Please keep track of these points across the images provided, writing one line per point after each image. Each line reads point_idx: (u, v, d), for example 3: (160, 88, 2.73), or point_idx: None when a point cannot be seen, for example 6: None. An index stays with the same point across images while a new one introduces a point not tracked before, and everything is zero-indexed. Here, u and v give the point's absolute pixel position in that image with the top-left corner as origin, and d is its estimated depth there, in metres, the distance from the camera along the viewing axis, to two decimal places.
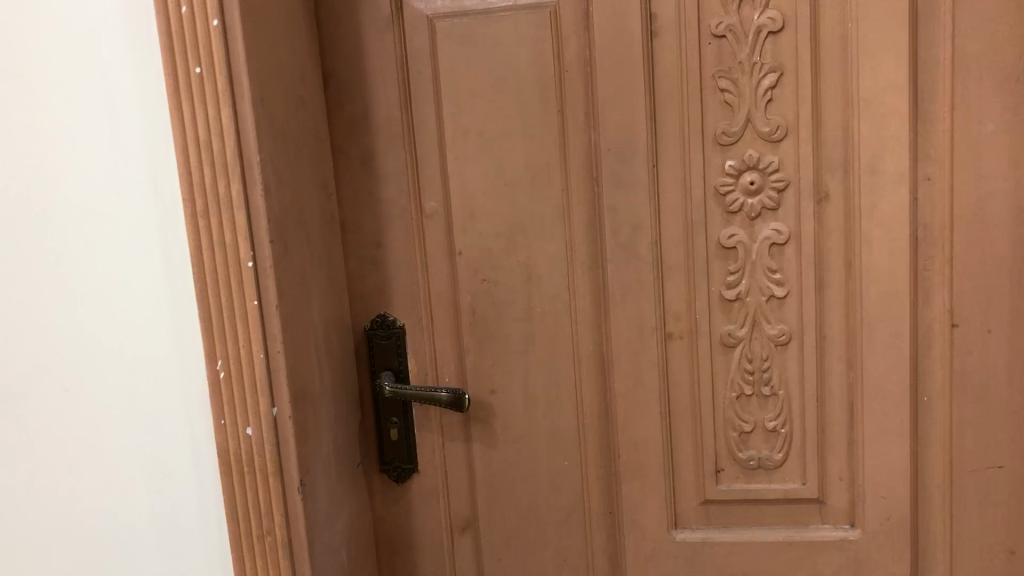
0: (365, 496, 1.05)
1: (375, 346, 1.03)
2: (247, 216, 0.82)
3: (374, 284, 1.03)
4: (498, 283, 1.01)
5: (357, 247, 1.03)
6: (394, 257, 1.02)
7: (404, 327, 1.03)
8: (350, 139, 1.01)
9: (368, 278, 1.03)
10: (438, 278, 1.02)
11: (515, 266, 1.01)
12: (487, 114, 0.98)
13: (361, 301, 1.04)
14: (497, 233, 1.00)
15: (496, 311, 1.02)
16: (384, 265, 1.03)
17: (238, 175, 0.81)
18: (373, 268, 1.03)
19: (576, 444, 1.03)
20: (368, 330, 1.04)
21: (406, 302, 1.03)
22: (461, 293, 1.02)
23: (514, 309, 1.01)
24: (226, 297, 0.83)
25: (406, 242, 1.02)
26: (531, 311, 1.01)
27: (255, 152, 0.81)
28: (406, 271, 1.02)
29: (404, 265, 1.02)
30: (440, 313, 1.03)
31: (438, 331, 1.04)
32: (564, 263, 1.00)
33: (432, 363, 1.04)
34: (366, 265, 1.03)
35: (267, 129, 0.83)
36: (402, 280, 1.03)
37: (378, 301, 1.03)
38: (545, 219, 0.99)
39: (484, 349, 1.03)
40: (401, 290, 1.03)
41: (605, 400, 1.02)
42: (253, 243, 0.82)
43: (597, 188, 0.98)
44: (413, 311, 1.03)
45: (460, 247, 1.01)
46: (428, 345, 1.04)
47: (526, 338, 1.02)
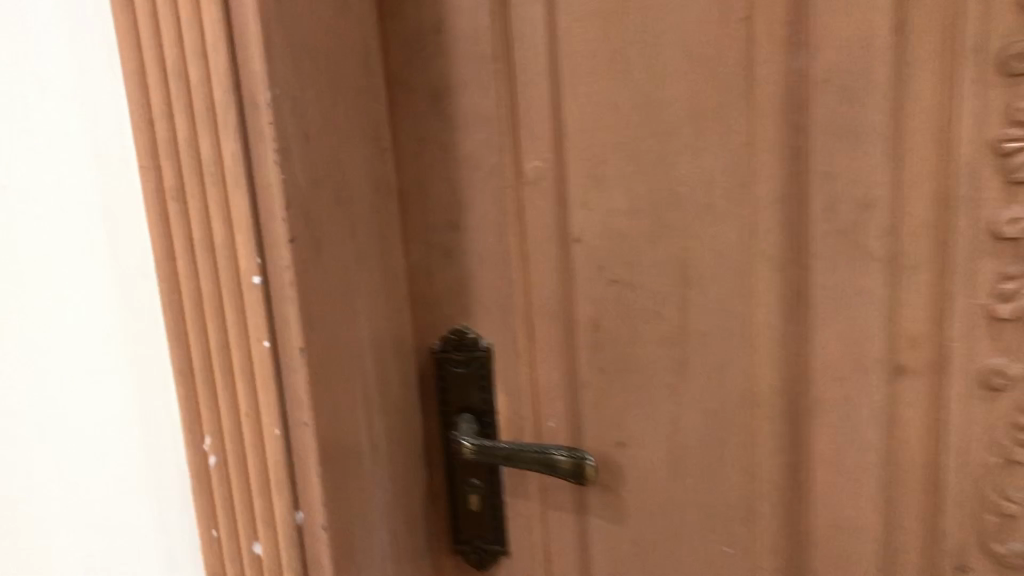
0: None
1: (451, 377, 0.70)
2: (252, 199, 0.47)
3: (449, 284, 0.69)
4: (636, 286, 0.67)
5: (424, 228, 0.69)
6: (478, 244, 0.68)
7: (493, 351, 0.70)
8: (413, 63, 0.66)
9: (440, 273, 0.69)
10: (543, 275, 0.68)
11: (663, 262, 0.66)
12: (628, 24, 0.62)
13: (428, 307, 0.70)
14: (637, 211, 0.65)
15: (632, 327, 0.67)
16: (464, 255, 0.69)
17: (238, 127, 0.46)
18: (447, 258, 0.69)
19: (741, 524, 0.69)
20: (441, 353, 0.70)
21: (494, 310, 0.69)
22: (577, 300, 0.68)
23: (660, 326, 0.67)
24: (218, 337, 0.50)
25: (496, 222, 0.67)
26: (685, 331, 0.67)
27: (264, 86, 0.45)
28: (496, 266, 0.68)
29: (492, 256, 0.68)
30: (546, 328, 0.69)
31: (541, 353, 0.70)
32: (740, 260, 0.65)
33: (531, 398, 0.71)
34: (438, 255, 0.69)
35: (280, 46, 0.48)
36: (490, 278, 0.69)
37: (453, 307, 0.70)
38: (715, 191, 0.64)
39: (611, 383, 0.69)
40: (488, 294, 0.69)
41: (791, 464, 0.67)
42: (265, 244, 0.48)
43: (804, 143, 0.61)
44: (504, 323, 0.69)
45: (580, 231, 0.66)
46: (526, 373, 0.70)
47: (675, 368, 0.68)
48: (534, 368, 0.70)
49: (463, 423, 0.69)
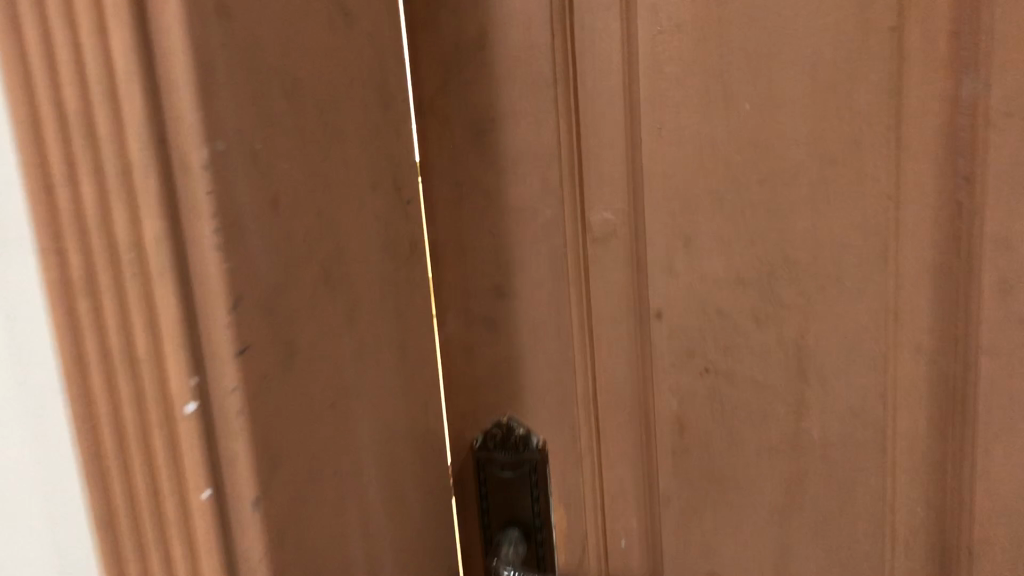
0: None
1: (493, 485, 0.56)
2: (186, 299, 0.34)
3: (493, 367, 0.54)
4: (734, 378, 0.51)
5: (464, 296, 0.54)
6: (532, 318, 0.53)
7: (545, 453, 0.55)
8: (451, 89, 0.51)
9: (482, 353, 0.54)
10: (615, 358, 0.53)
11: (773, 348, 0.50)
12: (732, 37, 0.46)
13: (468, 393, 0.55)
14: (739, 284, 0.49)
15: (726, 428, 0.52)
16: (513, 331, 0.54)
17: (164, 201, 0.33)
18: (491, 334, 0.54)
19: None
20: (481, 452, 0.55)
21: (551, 401, 0.54)
22: (657, 390, 0.53)
23: (766, 430, 0.52)
24: (146, 480, 0.36)
25: (554, 291, 0.52)
26: (798, 437, 0.51)
27: (197, 144, 0.33)
28: (554, 346, 0.53)
29: (549, 334, 0.53)
30: (616, 423, 0.54)
31: (609, 453, 0.55)
32: (877, 352, 0.48)
33: (594, 507, 0.56)
34: (480, 330, 0.54)
35: (231, 84, 0.34)
36: (545, 361, 0.54)
37: (498, 395, 0.55)
38: (845, 261, 0.47)
39: (702, 497, 0.54)
40: (543, 381, 0.54)
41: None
42: (204, 358, 0.35)
43: (973, 201, 0.44)
44: (562, 419, 0.54)
45: (662, 304, 0.51)
46: (589, 479, 0.55)
47: (783, 482, 0.52)
48: (600, 472, 0.55)
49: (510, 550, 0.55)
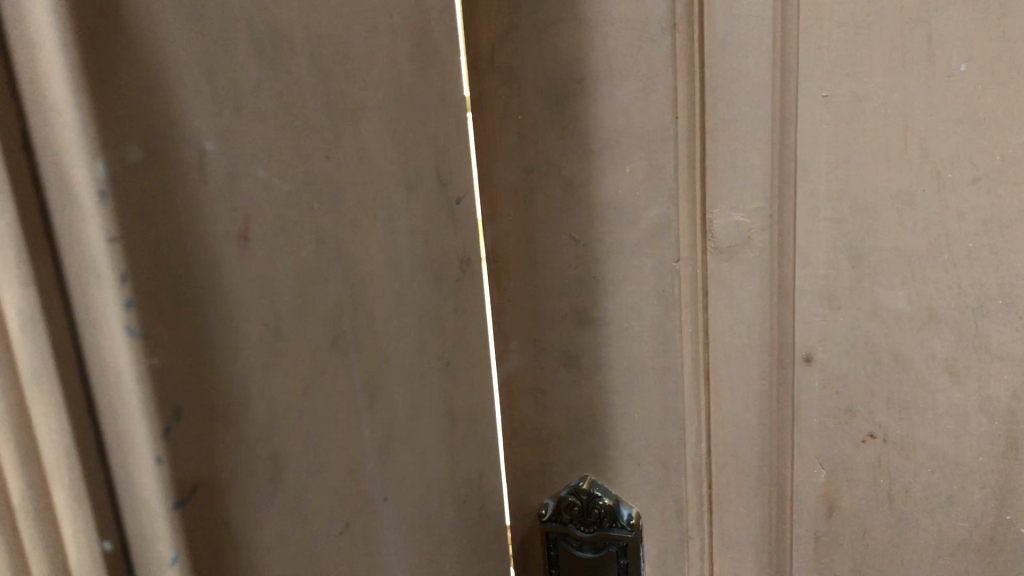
0: None
1: (569, 568, 0.42)
2: (82, 419, 0.20)
3: (568, 419, 0.40)
4: (910, 448, 0.37)
5: (534, 322, 0.39)
6: (626, 359, 0.38)
7: (638, 533, 0.40)
8: (517, 34, 0.35)
9: (555, 397, 0.40)
10: (745, 415, 0.38)
11: (972, 413, 0.35)
12: None
13: (534, 446, 0.41)
14: (929, 321, 0.35)
15: (894, 514, 0.38)
16: (598, 373, 0.39)
17: (25, 262, 0.18)
18: (568, 375, 0.39)
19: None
20: (554, 525, 0.42)
21: (649, 468, 0.39)
22: (799, 457, 0.39)
23: (951, 519, 0.37)
24: None
25: (659, 328, 0.37)
26: (999, 535, 0.37)
27: (82, 157, 0.18)
28: (655, 399, 0.38)
29: (646, 383, 0.38)
30: (736, 499, 0.40)
31: (725, 535, 0.40)
32: None
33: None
34: (553, 368, 0.40)
35: (151, 38, 0.19)
36: (643, 420, 0.38)
37: (575, 452, 0.40)
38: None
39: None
40: (640, 442, 0.39)
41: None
42: (121, 509, 0.21)
43: None
44: (663, 494, 0.39)
45: (813, 344, 0.37)
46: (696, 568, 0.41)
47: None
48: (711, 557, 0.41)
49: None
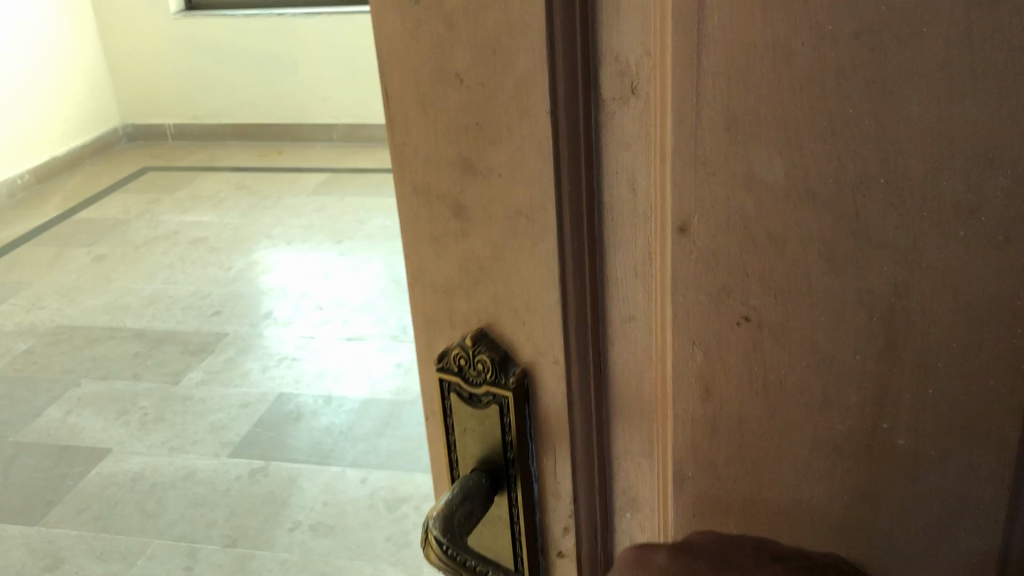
0: None
1: (461, 413, 0.41)
2: None
3: (461, 268, 0.38)
4: (782, 336, 0.34)
5: (425, 167, 0.36)
6: (512, 217, 0.36)
7: (520, 388, 0.39)
8: None
9: (449, 250, 0.38)
10: (635, 283, 0.38)
11: (848, 304, 0.32)
12: None
13: (431, 294, 0.40)
14: (803, 194, 0.32)
15: (767, 407, 0.36)
16: (486, 225, 0.37)
17: None
18: (459, 226, 0.37)
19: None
20: (448, 371, 0.40)
21: (533, 328, 0.38)
22: (674, 332, 0.36)
23: (818, 414, 0.35)
24: None
25: (541, 186, 0.35)
26: (871, 443, 0.34)
27: None
28: (541, 259, 0.36)
29: (530, 244, 0.36)
30: (624, 351, 0.40)
31: (613, 387, 0.41)
32: (1002, 330, 0.31)
33: (586, 464, 0.42)
34: (445, 218, 0.37)
35: None
36: (531, 279, 0.37)
37: (471, 306, 0.39)
38: (983, 188, 0.29)
39: (722, 487, 0.38)
40: (529, 301, 0.37)
41: (763, 557, 0.36)
42: None
43: None
44: (546, 356, 0.38)
45: (689, 212, 0.34)
46: (580, 431, 0.41)
47: (842, 495, 0.36)
48: (603, 422, 0.42)
49: (455, 508, 0.40)
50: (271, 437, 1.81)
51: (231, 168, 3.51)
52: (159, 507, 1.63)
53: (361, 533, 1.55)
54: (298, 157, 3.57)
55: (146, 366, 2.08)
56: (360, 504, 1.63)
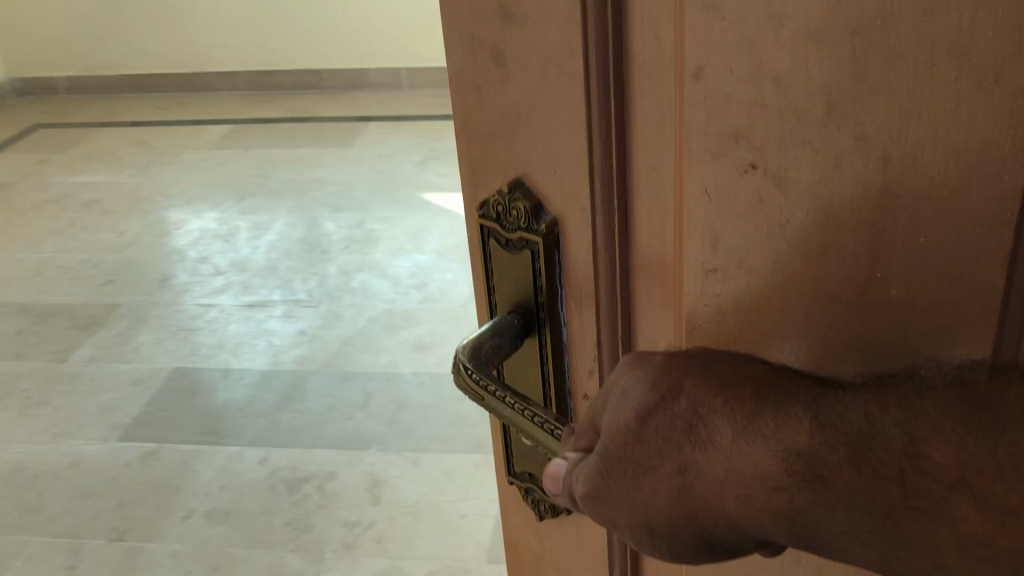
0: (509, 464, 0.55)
1: (500, 257, 0.48)
2: None
3: (500, 117, 0.43)
4: (785, 184, 0.36)
5: (470, 17, 0.41)
6: (546, 67, 0.40)
7: (551, 237, 0.45)
8: None
9: (489, 99, 0.43)
10: (659, 136, 0.40)
11: (846, 152, 0.34)
12: None
13: (475, 145, 0.45)
14: (808, 43, 0.33)
15: (771, 250, 0.38)
16: (522, 75, 0.41)
17: None
18: (499, 74, 0.42)
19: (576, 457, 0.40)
20: (489, 218, 0.47)
21: (564, 175, 0.43)
22: (687, 181, 0.39)
23: (811, 255, 0.37)
24: None
25: (572, 34, 0.39)
26: (867, 286, 0.36)
27: None
28: (569, 103, 0.40)
29: (562, 88, 0.40)
30: (645, 210, 0.42)
31: (636, 240, 0.43)
32: (983, 170, 0.33)
33: (609, 307, 0.46)
34: (487, 65, 0.42)
35: None
36: (559, 127, 0.41)
37: (506, 150, 0.44)
38: (973, 34, 0.30)
39: (723, 321, 0.41)
40: (559, 145, 0.42)
41: (750, 360, 0.37)
42: None
43: None
44: (575, 202, 0.43)
45: (703, 61, 0.36)
46: (603, 286, 0.45)
47: (834, 332, 0.38)
48: (626, 274, 0.44)
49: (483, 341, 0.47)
50: (162, 418, 1.73)
51: (129, 121, 3.32)
52: (39, 501, 1.56)
53: (258, 518, 1.49)
54: (196, 108, 3.43)
55: (27, 342, 1.97)
56: (259, 485, 1.57)
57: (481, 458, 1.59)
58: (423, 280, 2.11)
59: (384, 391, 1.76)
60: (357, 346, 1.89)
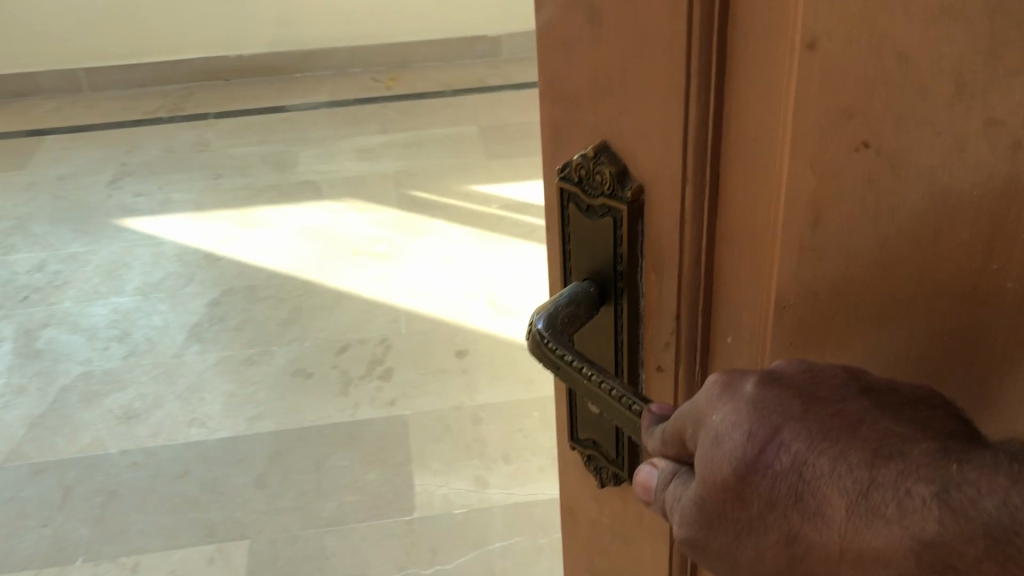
0: (583, 443, 0.44)
1: (578, 225, 0.37)
2: None
3: (588, 57, 0.33)
4: (902, 170, 0.25)
5: None
6: (640, 21, 0.30)
7: (637, 204, 0.34)
8: None
9: (578, 49, 0.33)
10: (765, 100, 0.29)
11: (971, 139, 0.23)
12: None
13: (555, 95, 0.35)
14: (936, 27, 0.23)
15: (875, 234, 0.27)
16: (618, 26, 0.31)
17: None
18: (592, 34, 0.32)
19: (668, 466, 0.30)
20: (566, 182, 0.36)
21: (653, 143, 0.32)
22: (792, 155, 0.28)
23: (929, 242, 0.26)
24: None
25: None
26: (978, 287, 0.25)
27: None
28: (663, 61, 0.30)
29: (659, 43, 0.30)
30: (748, 168, 0.31)
31: (736, 209, 0.32)
32: None
33: (695, 291, 0.35)
34: (578, 24, 0.32)
35: None
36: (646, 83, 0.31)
37: (596, 114, 0.34)
38: None
39: (827, 311, 0.30)
40: (650, 111, 0.32)
41: (848, 391, 0.26)
42: None
43: None
44: (664, 167, 0.33)
45: (819, 30, 0.25)
46: (688, 267, 0.34)
47: (948, 347, 0.27)
48: (720, 254, 0.34)
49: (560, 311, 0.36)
50: None
51: None
52: None
53: None
54: None
55: None
56: None
57: (216, 548, 1.14)
58: (123, 330, 1.55)
59: (87, 479, 1.24)
60: (49, 426, 1.33)
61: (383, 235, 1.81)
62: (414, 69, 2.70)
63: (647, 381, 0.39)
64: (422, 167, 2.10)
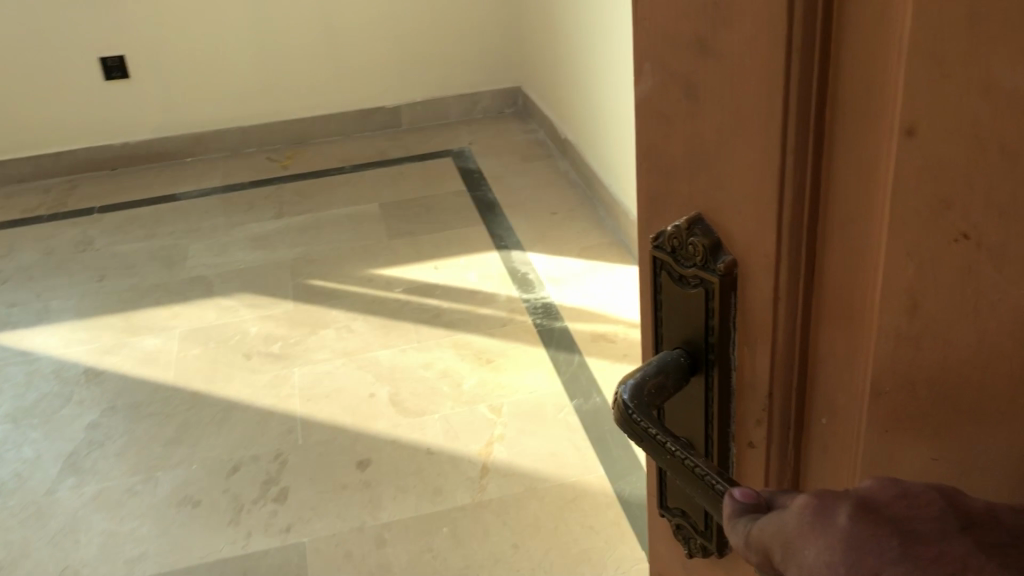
0: (672, 517, 0.42)
1: (671, 296, 0.36)
2: None
3: (687, 134, 0.32)
4: (1005, 265, 0.23)
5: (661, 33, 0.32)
6: (731, 102, 0.30)
7: (731, 279, 0.33)
8: None
9: (675, 121, 0.33)
10: (860, 184, 0.28)
11: None
12: None
13: (656, 167, 0.35)
14: None
15: (977, 329, 0.24)
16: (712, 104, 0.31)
17: None
18: (690, 109, 0.32)
19: None
20: (661, 251, 0.35)
21: (746, 219, 0.32)
22: (890, 240, 0.27)
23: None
24: None
25: (767, 68, 0.28)
26: None
27: None
28: (757, 145, 0.30)
29: (750, 126, 0.30)
30: (839, 253, 0.30)
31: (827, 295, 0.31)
32: None
33: (785, 372, 0.33)
34: (676, 100, 0.32)
35: None
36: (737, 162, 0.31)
37: (691, 185, 0.33)
38: None
39: (921, 410, 0.27)
40: (742, 188, 0.31)
41: (949, 528, 0.21)
42: None
43: None
44: (757, 246, 0.32)
45: (921, 116, 0.24)
46: (781, 346, 0.33)
47: None
48: (812, 336, 0.32)
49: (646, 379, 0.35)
50: None
51: None
52: None
53: None
54: None
55: None
56: None
57: None
58: None
59: None
60: None
61: (282, 333, 1.70)
62: (310, 147, 2.61)
63: (738, 460, 0.37)
64: (321, 253, 2.00)
